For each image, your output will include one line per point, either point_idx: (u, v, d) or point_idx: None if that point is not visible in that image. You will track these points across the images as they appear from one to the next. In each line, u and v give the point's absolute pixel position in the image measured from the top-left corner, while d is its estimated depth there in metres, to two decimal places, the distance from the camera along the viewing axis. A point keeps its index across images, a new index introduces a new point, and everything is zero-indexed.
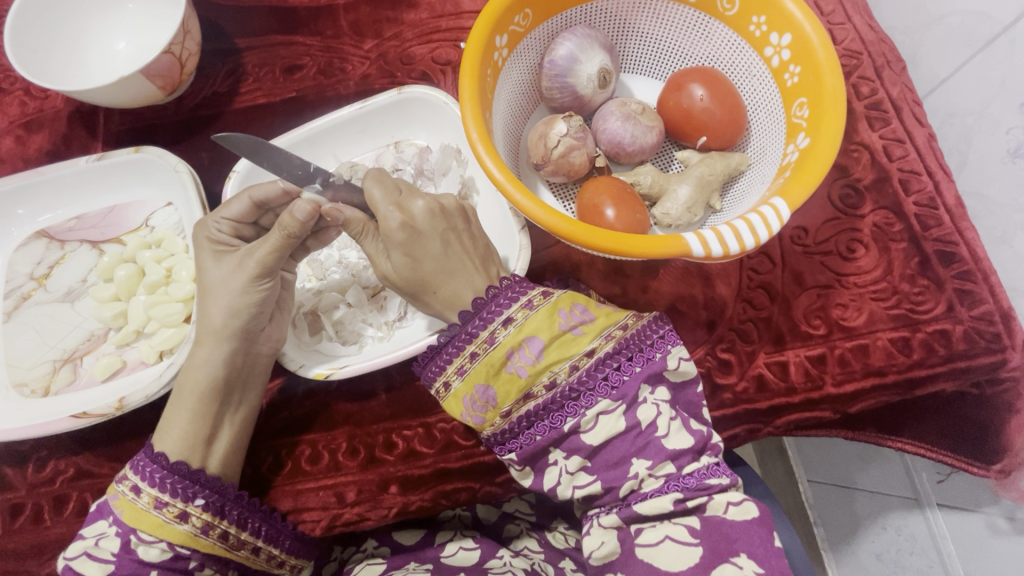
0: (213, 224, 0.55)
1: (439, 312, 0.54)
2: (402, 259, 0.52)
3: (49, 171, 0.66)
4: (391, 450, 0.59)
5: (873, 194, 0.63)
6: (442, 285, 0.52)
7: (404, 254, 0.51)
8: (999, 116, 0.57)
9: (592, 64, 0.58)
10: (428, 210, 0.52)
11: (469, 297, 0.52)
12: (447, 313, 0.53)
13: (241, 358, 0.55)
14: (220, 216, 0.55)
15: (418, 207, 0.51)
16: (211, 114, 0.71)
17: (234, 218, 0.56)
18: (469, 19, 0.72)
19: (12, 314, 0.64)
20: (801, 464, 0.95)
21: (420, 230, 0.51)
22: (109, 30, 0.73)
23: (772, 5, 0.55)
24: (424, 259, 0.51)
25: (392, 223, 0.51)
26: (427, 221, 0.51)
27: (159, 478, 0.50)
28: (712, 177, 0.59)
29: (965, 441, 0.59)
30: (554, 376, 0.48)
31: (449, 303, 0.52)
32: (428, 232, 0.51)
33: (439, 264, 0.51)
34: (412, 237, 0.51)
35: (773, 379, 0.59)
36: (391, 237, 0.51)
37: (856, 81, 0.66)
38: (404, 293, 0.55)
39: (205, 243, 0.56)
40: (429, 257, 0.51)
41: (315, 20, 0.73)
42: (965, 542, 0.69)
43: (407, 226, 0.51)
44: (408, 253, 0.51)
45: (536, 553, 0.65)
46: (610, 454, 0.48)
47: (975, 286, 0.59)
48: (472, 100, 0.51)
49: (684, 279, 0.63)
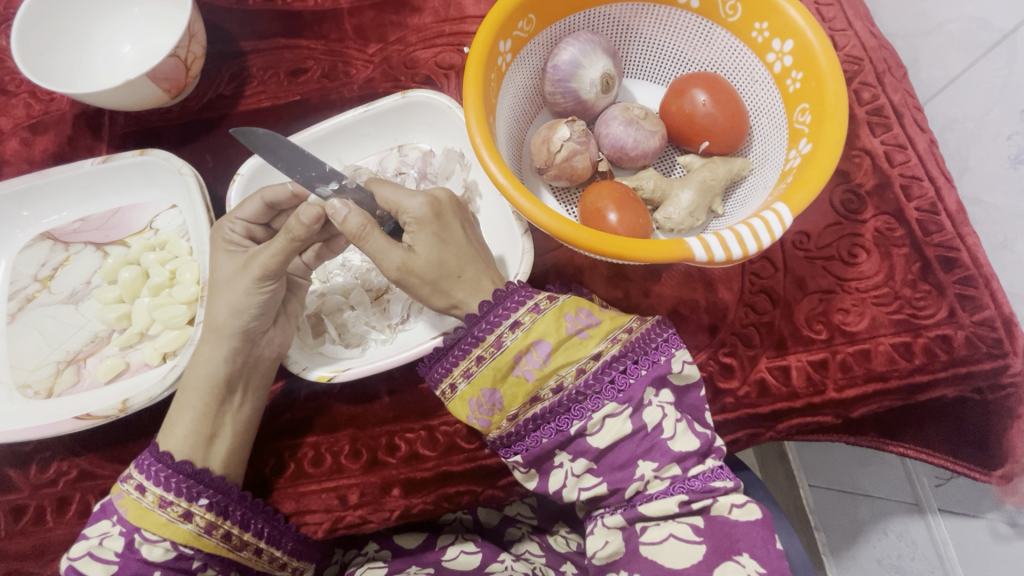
0: (227, 224, 0.56)
1: (454, 303, 0.52)
2: (430, 240, 0.50)
3: (54, 173, 0.66)
4: (394, 453, 0.59)
5: (874, 200, 0.63)
6: (467, 269, 0.51)
7: (432, 235, 0.50)
8: (1000, 122, 0.57)
9: (595, 69, 0.59)
10: (449, 199, 0.53)
11: (487, 286, 0.52)
12: (467, 302, 0.51)
13: (241, 358, 0.55)
14: (234, 217, 0.56)
15: (442, 194, 0.52)
16: (216, 117, 0.72)
17: (248, 219, 0.56)
18: (472, 24, 0.73)
19: (16, 316, 0.64)
20: (803, 468, 0.95)
21: (445, 213, 0.51)
22: (116, 33, 0.74)
23: (774, 12, 0.55)
24: (450, 241, 0.51)
25: (421, 203, 0.50)
26: (448, 206, 0.52)
27: (164, 477, 0.51)
28: (714, 182, 0.59)
29: (967, 446, 0.59)
30: (561, 379, 0.48)
31: (472, 287, 0.51)
32: (452, 216, 0.52)
33: (463, 246, 0.51)
34: (440, 218, 0.51)
35: (775, 384, 0.59)
36: (420, 217, 0.50)
37: (857, 86, 0.67)
38: (417, 286, 0.51)
39: (220, 244, 0.56)
40: (455, 240, 0.51)
41: (319, 24, 0.74)
42: (966, 547, 0.69)
43: (434, 207, 0.50)
44: (437, 234, 0.50)
45: (538, 558, 0.65)
46: (616, 456, 0.48)
47: (976, 292, 0.59)
48: (476, 104, 0.52)
49: (686, 283, 0.63)
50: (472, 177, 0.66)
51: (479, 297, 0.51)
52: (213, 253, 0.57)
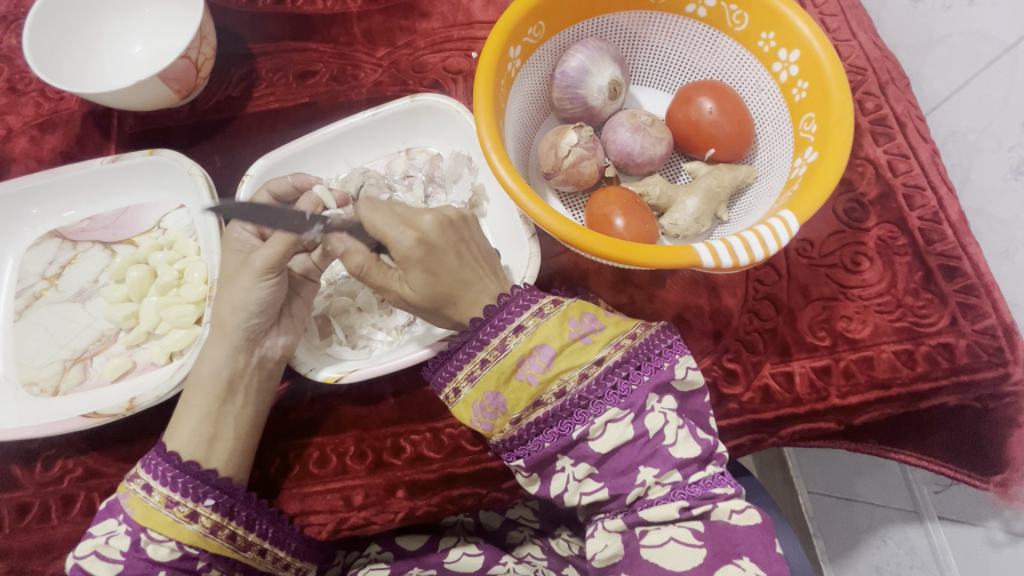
0: (233, 223, 0.58)
1: (456, 324, 0.52)
2: (421, 277, 0.49)
3: (63, 171, 0.67)
4: (399, 454, 0.59)
5: (877, 209, 0.64)
6: (463, 295, 0.50)
7: (423, 272, 0.49)
8: (1002, 133, 0.58)
9: (603, 76, 0.59)
10: (438, 224, 0.50)
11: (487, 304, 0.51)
12: (467, 323, 0.51)
13: (244, 357, 0.55)
14: None
15: (428, 222, 0.50)
16: (225, 118, 0.72)
17: (254, 215, 0.59)
18: (480, 29, 0.73)
19: (23, 313, 0.65)
20: (801, 475, 0.96)
21: (435, 245, 0.49)
22: (126, 35, 0.74)
23: (780, 21, 0.56)
24: (442, 273, 0.50)
25: (409, 241, 0.48)
26: (438, 235, 0.50)
27: (170, 477, 0.51)
28: (720, 189, 0.59)
29: (967, 453, 0.60)
30: (563, 383, 0.48)
31: (470, 310, 0.51)
32: (443, 245, 0.50)
33: (457, 274, 0.50)
34: (430, 253, 0.49)
35: (778, 390, 0.59)
36: (408, 257, 0.48)
37: (860, 96, 0.68)
38: (420, 313, 0.52)
39: (226, 242, 0.58)
40: (447, 269, 0.50)
41: (328, 28, 0.74)
42: (965, 555, 0.69)
43: (422, 244, 0.49)
44: (427, 270, 0.49)
45: (540, 561, 0.65)
46: (617, 462, 0.48)
47: (978, 301, 0.59)
48: (486, 108, 0.52)
49: (690, 289, 0.63)
50: (480, 181, 0.66)
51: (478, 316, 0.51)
52: (224, 252, 0.58)
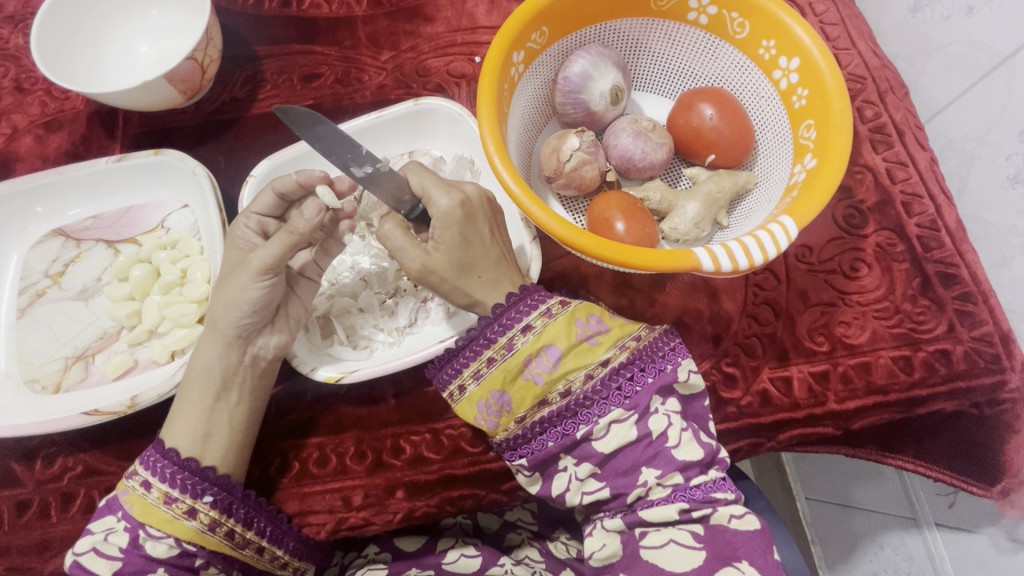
0: (242, 222, 0.56)
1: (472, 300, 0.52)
2: (455, 241, 0.49)
3: (68, 170, 0.67)
4: (399, 455, 0.59)
5: (875, 215, 0.64)
6: (487, 271, 0.51)
7: (458, 235, 0.49)
8: (999, 142, 0.59)
9: (604, 81, 0.60)
10: (479, 194, 0.52)
11: (506, 288, 0.52)
12: (485, 302, 0.52)
13: (236, 355, 0.56)
14: (248, 214, 0.56)
15: (470, 190, 0.51)
16: (229, 119, 0.73)
17: (261, 213, 0.56)
18: (484, 34, 0.74)
19: (25, 311, 0.65)
20: (799, 481, 0.96)
21: (474, 212, 0.50)
22: (132, 37, 0.75)
23: (781, 30, 0.56)
24: (476, 241, 0.50)
25: (452, 202, 0.49)
26: (479, 203, 0.51)
27: (169, 473, 0.51)
28: (720, 194, 0.60)
29: (965, 460, 0.60)
30: (569, 383, 0.49)
31: (490, 288, 0.51)
32: (480, 215, 0.51)
33: (487, 246, 0.51)
34: (469, 218, 0.50)
35: (777, 395, 0.60)
36: (449, 216, 0.49)
37: (859, 104, 0.68)
38: (437, 283, 0.51)
39: (234, 243, 0.56)
40: (481, 240, 0.51)
41: (333, 31, 0.75)
42: (964, 563, 0.69)
43: (465, 206, 0.50)
44: (463, 235, 0.50)
45: (538, 564, 0.66)
46: (620, 462, 0.49)
47: (976, 308, 0.60)
48: (489, 113, 0.52)
49: (690, 293, 0.64)
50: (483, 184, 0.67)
51: (496, 297, 0.52)
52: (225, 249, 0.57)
